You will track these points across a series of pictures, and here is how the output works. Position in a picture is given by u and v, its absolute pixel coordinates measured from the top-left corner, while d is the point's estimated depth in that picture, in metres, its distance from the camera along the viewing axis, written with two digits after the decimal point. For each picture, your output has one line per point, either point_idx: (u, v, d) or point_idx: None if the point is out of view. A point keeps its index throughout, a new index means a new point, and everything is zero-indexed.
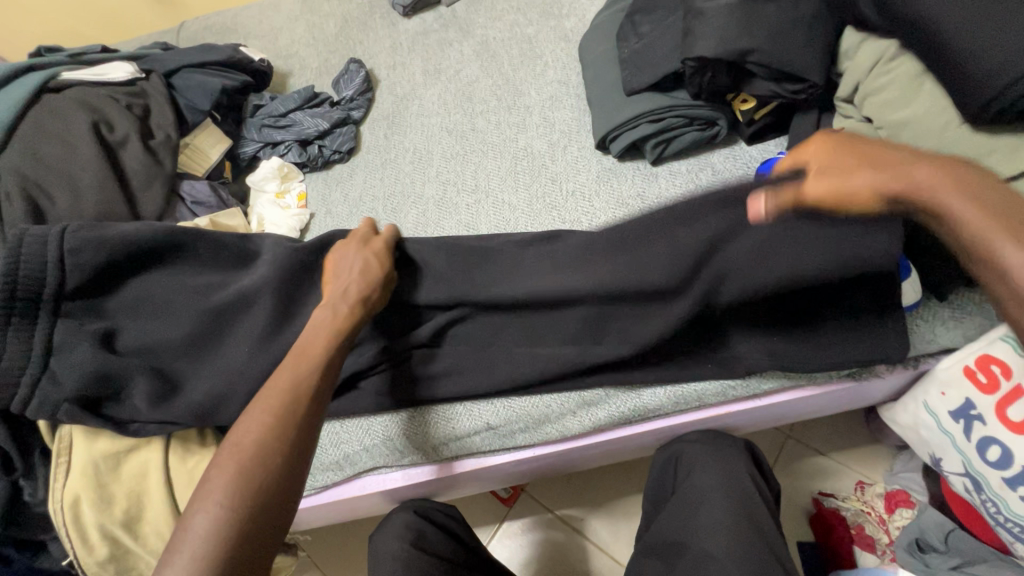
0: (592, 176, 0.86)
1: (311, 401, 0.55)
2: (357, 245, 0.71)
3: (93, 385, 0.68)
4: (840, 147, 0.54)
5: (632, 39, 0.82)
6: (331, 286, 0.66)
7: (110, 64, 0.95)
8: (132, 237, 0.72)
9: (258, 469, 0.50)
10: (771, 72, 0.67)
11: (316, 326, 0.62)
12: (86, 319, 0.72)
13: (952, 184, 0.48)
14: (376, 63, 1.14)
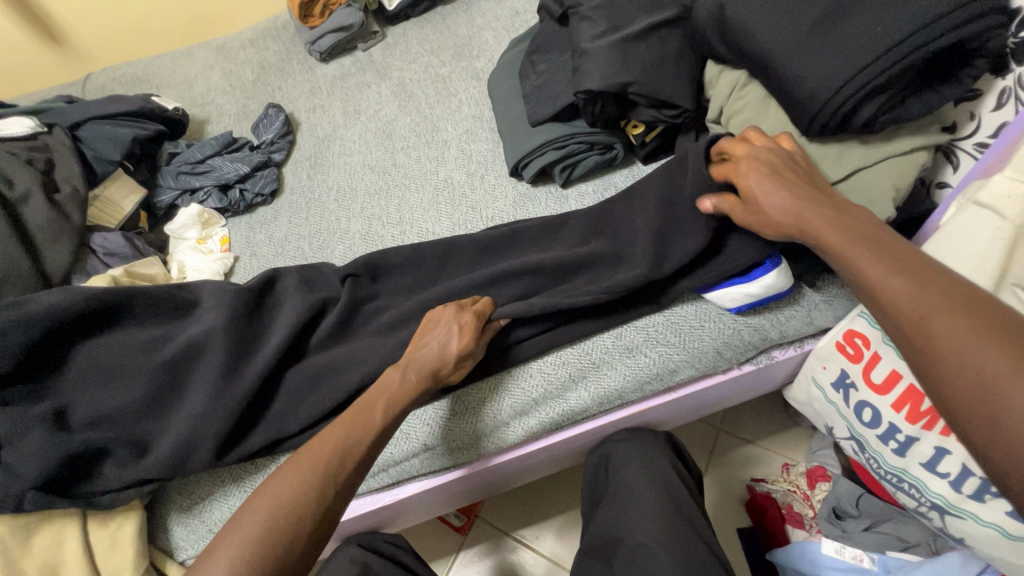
0: (509, 202, 0.92)
1: (352, 472, 0.59)
2: (453, 310, 0.70)
3: (61, 467, 0.65)
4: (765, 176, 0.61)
5: (532, 76, 0.90)
6: (415, 348, 0.68)
7: (7, 120, 0.92)
8: (60, 307, 0.69)
9: (289, 520, 0.54)
10: (650, 101, 0.76)
11: (376, 391, 0.64)
12: (32, 403, 0.68)
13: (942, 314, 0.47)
14: (296, 107, 1.17)
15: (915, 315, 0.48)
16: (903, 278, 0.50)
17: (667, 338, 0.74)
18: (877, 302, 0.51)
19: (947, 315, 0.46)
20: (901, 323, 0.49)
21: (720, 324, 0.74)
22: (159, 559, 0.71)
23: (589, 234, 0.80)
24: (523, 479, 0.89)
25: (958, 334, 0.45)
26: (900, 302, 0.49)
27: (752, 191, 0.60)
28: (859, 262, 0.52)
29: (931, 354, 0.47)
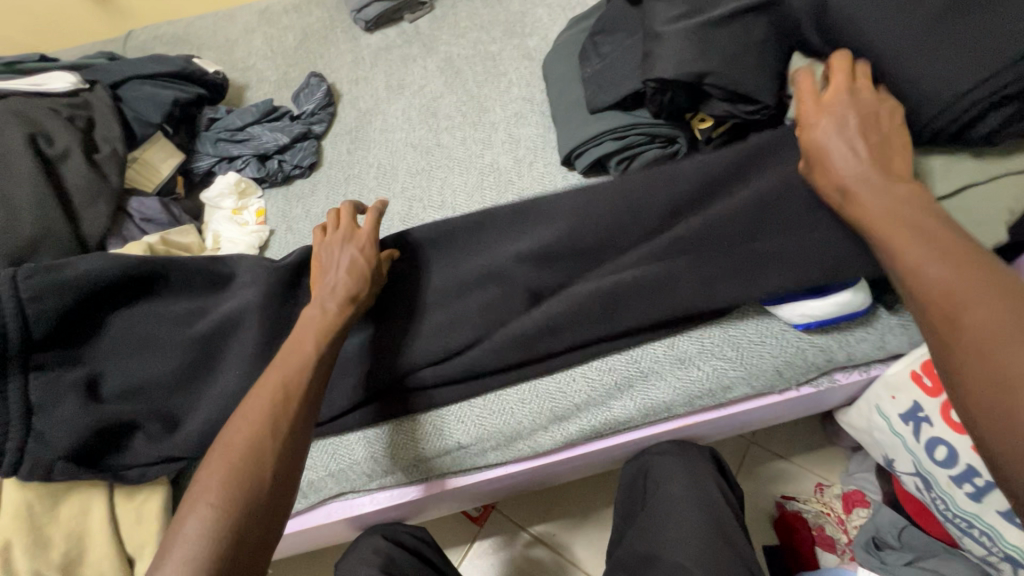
0: (558, 192, 0.87)
1: (301, 409, 0.54)
2: (342, 236, 0.68)
3: (92, 437, 0.64)
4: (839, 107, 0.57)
5: (594, 58, 0.84)
6: (322, 282, 0.65)
7: (50, 74, 0.89)
8: (96, 274, 0.66)
9: (247, 468, 0.50)
10: (726, 94, 0.71)
11: (301, 329, 0.60)
12: (65, 369, 0.66)
13: (1000, 309, 0.42)
14: (338, 77, 1.13)
15: (984, 330, 0.42)
16: (972, 289, 0.44)
17: (722, 351, 0.70)
18: (933, 307, 0.46)
19: (1018, 330, 0.41)
20: (961, 338, 0.43)
21: (782, 341, 0.69)
22: None
23: None
24: (552, 483, 0.86)
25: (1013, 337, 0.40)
26: (969, 314, 0.43)
27: (815, 139, 0.58)
28: (925, 269, 0.47)
29: (980, 377, 0.41)
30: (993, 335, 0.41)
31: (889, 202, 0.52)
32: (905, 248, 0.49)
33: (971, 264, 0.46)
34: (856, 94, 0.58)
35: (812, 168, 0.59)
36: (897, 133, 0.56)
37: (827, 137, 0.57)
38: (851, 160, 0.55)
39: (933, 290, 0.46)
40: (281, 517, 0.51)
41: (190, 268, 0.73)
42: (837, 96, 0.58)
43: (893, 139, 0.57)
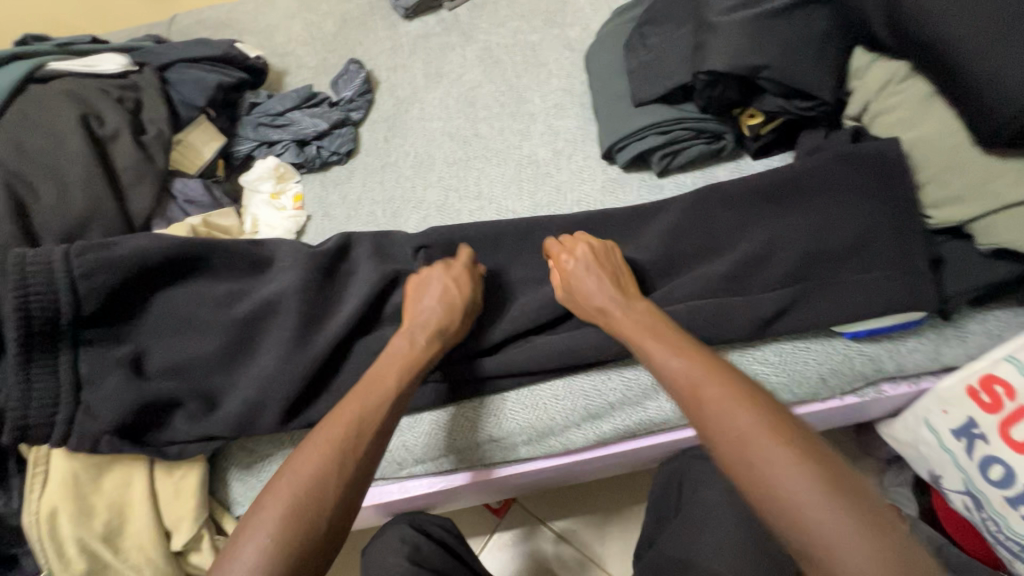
0: (597, 186, 0.85)
1: (377, 439, 0.53)
2: (441, 268, 0.69)
3: (136, 412, 0.65)
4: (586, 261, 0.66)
5: (641, 50, 0.82)
6: (410, 312, 0.66)
7: (101, 55, 0.91)
8: (144, 253, 0.68)
9: (313, 496, 0.49)
10: (782, 89, 0.68)
11: (386, 362, 0.60)
12: (111, 345, 0.67)
13: (777, 445, 0.44)
14: (377, 65, 1.13)
15: (743, 438, 0.45)
16: (735, 402, 0.47)
17: (765, 355, 0.68)
18: (725, 447, 0.46)
19: (793, 465, 0.43)
20: (731, 450, 0.45)
21: (829, 349, 0.67)
22: (218, 512, 0.72)
23: (686, 229, 0.73)
24: (578, 480, 0.85)
25: (799, 473, 0.42)
26: (737, 423, 0.46)
27: (570, 275, 0.66)
28: (690, 385, 0.50)
29: (755, 488, 0.44)
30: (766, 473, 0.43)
31: (651, 331, 0.57)
32: (681, 367, 0.52)
33: (731, 378, 0.49)
34: (607, 253, 0.67)
35: (575, 303, 0.65)
36: (625, 272, 0.66)
37: (581, 280, 0.64)
38: (601, 291, 0.63)
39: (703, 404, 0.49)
40: (338, 545, 0.50)
41: (233, 250, 0.74)
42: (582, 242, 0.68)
43: (631, 279, 0.66)
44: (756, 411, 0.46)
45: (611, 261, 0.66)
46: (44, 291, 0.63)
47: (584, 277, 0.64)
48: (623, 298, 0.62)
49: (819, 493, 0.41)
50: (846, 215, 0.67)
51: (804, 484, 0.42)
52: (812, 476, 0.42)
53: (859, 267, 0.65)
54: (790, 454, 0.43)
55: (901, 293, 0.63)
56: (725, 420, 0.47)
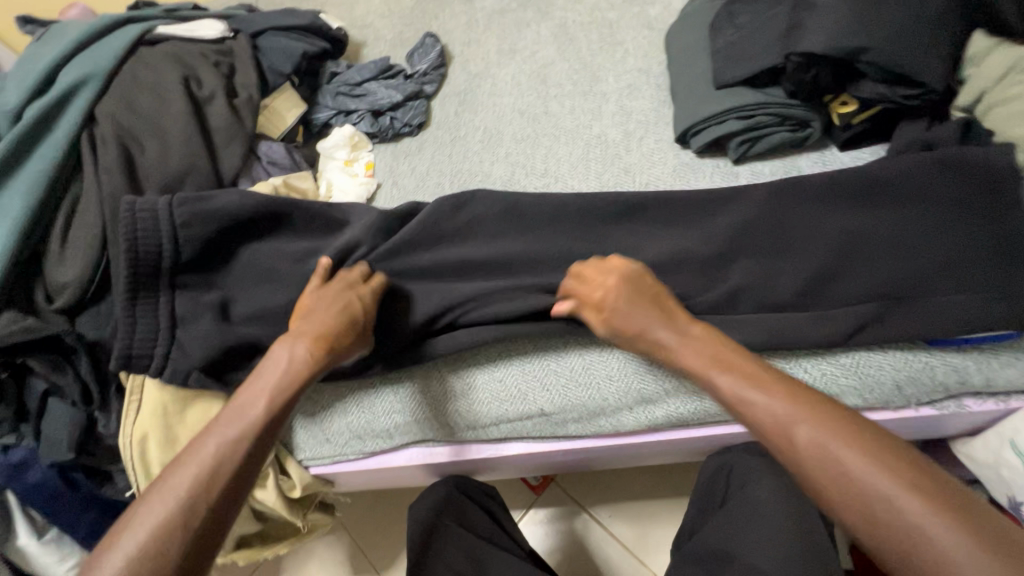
0: (668, 170, 0.83)
1: (238, 472, 0.50)
2: (343, 284, 0.68)
3: (221, 353, 0.71)
4: (632, 290, 0.64)
5: (728, 30, 0.79)
6: (300, 319, 0.63)
7: (202, 21, 0.97)
8: (236, 208, 0.73)
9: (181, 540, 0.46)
10: (882, 74, 0.64)
11: (257, 390, 0.56)
12: (202, 290, 0.73)
13: (883, 472, 0.42)
14: (451, 39, 1.14)
15: (855, 481, 0.43)
16: (828, 431, 0.46)
17: (835, 356, 0.65)
18: (826, 483, 0.44)
19: (905, 493, 0.41)
20: (823, 482, 0.44)
21: (908, 354, 0.63)
22: (282, 454, 0.77)
23: (762, 218, 0.70)
24: (622, 463, 0.86)
25: (918, 503, 0.40)
26: (844, 464, 0.44)
27: (620, 308, 0.63)
28: (781, 420, 0.48)
29: (884, 535, 0.41)
30: (883, 505, 0.41)
31: (714, 359, 0.56)
32: (767, 399, 0.50)
33: (811, 402, 0.49)
34: (630, 275, 0.65)
35: (627, 339, 0.63)
36: (660, 288, 0.65)
37: (619, 312, 0.62)
38: (660, 334, 0.60)
39: (793, 442, 0.47)
40: None
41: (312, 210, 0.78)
42: (617, 266, 0.66)
43: (665, 292, 0.65)
44: (860, 444, 0.44)
45: (643, 282, 0.65)
46: (150, 238, 0.70)
47: (638, 312, 0.62)
48: (670, 329, 0.61)
49: (939, 516, 0.39)
50: (937, 219, 0.64)
51: (938, 524, 0.39)
52: (923, 495, 0.41)
53: (952, 281, 0.62)
54: (908, 486, 0.41)
55: (988, 305, 0.60)
56: (831, 454, 0.45)
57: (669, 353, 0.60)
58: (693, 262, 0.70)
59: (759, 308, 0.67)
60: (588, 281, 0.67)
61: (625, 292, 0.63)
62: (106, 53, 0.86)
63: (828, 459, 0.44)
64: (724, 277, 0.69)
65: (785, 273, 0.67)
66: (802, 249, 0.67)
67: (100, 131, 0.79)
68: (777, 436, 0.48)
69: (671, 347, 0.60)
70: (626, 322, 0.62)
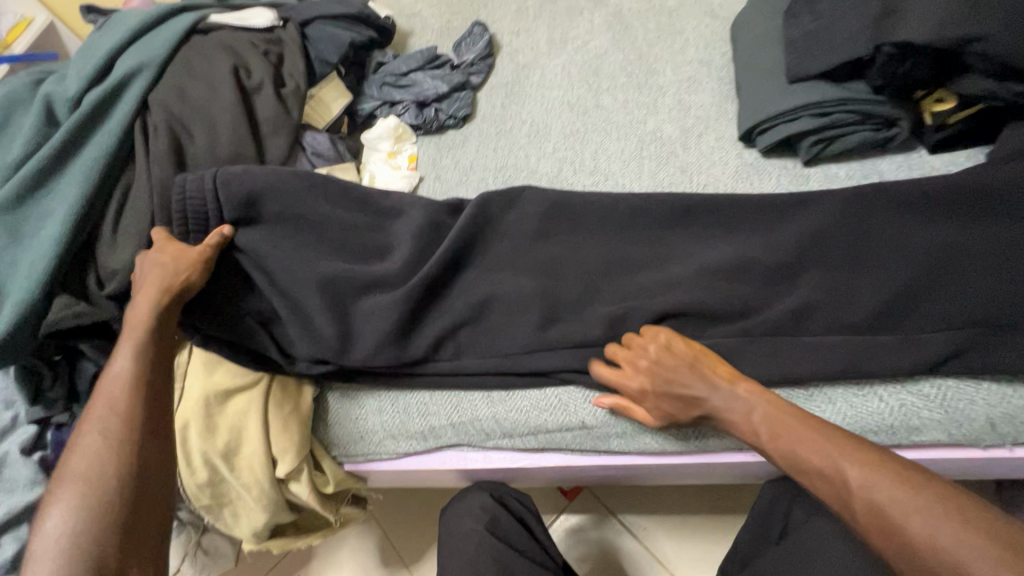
0: (729, 170, 0.77)
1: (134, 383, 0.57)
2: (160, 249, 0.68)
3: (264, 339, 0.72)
4: (670, 360, 0.60)
5: (806, 17, 0.71)
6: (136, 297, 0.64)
7: (253, 10, 0.98)
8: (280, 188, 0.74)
9: (124, 450, 0.53)
10: (991, 68, 0.57)
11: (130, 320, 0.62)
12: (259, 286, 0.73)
13: (934, 520, 0.44)
14: (500, 28, 1.10)
15: (916, 542, 0.44)
16: (881, 491, 0.47)
17: (917, 385, 0.58)
18: (882, 534, 0.46)
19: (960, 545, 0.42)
20: (889, 542, 0.46)
21: (1006, 389, 0.56)
22: (317, 449, 0.76)
23: (835, 229, 0.64)
24: (664, 480, 0.81)
25: (972, 553, 0.41)
26: (906, 528, 0.45)
27: (665, 395, 0.60)
28: (838, 483, 0.50)
29: None
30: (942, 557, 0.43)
31: (761, 421, 0.56)
32: (821, 462, 0.51)
33: (861, 460, 0.49)
34: (665, 346, 0.62)
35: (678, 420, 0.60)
36: (708, 352, 0.61)
37: (676, 388, 0.59)
38: (705, 400, 0.58)
39: (854, 505, 0.48)
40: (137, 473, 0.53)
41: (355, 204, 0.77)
42: (651, 335, 0.63)
43: (709, 355, 0.61)
44: (916, 494, 0.46)
45: (684, 343, 0.62)
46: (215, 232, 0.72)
47: (678, 392, 0.59)
48: (710, 387, 0.58)
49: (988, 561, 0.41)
50: None
51: (997, 573, 0.40)
52: (971, 539, 0.42)
53: None
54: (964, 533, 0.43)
55: None
56: (884, 512, 0.46)
57: (711, 415, 0.59)
58: (752, 273, 0.65)
59: (821, 326, 0.61)
60: (626, 365, 0.63)
61: (661, 365, 0.60)
62: (161, 42, 0.86)
63: (879, 516, 0.47)
64: (780, 293, 0.64)
65: (853, 291, 0.61)
66: (874, 267, 0.61)
67: (153, 119, 0.80)
68: (836, 497, 0.50)
69: (710, 411, 0.59)
70: (676, 407, 0.60)
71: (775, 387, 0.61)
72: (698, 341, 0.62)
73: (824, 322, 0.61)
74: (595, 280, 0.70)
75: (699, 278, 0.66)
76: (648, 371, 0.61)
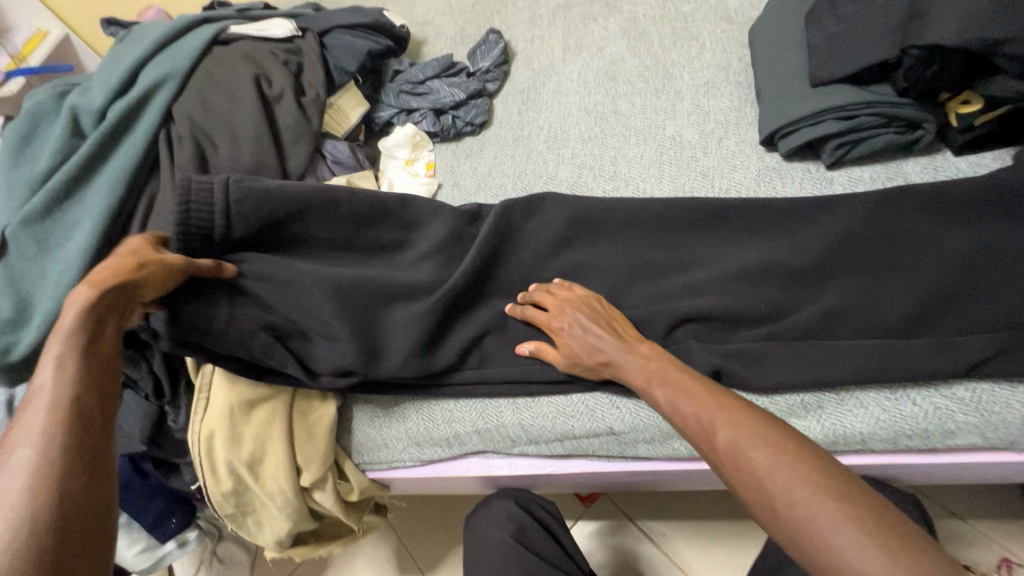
0: (751, 174, 0.77)
1: (76, 398, 0.44)
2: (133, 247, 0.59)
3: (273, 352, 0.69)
4: (581, 307, 0.67)
5: (828, 21, 0.71)
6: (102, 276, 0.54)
7: (272, 21, 0.99)
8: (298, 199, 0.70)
9: (66, 479, 0.40)
10: (1020, 69, 0.57)
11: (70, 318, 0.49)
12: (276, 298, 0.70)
13: (782, 463, 0.44)
14: (514, 35, 1.10)
15: (762, 480, 0.45)
16: (747, 435, 0.47)
17: (950, 389, 0.58)
18: (742, 478, 0.46)
19: (799, 486, 0.43)
20: (746, 480, 0.46)
21: None
22: (341, 457, 0.76)
23: (859, 232, 0.63)
24: (688, 486, 0.81)
25: (809, 494, 0.42)
26: (753, 464, 0.46)
27: (570, 333, 0.65)
28: (706, 425, 0.51)
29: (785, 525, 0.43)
30: (783, 497, 0.43)
31: (655, 371, 0.58)
32: (696, 408, 0.52)
33: (741, 410, 0.50)
34: (581, 298, 0.68)
35: (580, 361, 0.65)
36: (619, 316, 0.66)
37: (580, 333, 0.65)
38: (606, 346, 0.63)
39: (714, 445, 0.49)
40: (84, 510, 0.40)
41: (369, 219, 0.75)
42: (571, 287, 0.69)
43: (615, 317, 0.66)
44: (810, 484, 0.43)
45: (597, 302, 0.67)
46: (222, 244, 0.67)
47: (586, 331, 0.64)
48: (619, 343, 0.62)
49: (824, 502, 0.41)
50: None
51: (835, 517, 0.40)
52: (808, 483, 0.43)
53: None
54: (855, 529, 0.39)
55: None
56: (740, 450, 0.47)
57: (611, 364, 0.62)
58: (773, 276, 0.65)
59: (847, 329, 0.60)
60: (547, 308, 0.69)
61: (574, 309, 0.66)
62: (183, 53, 0.87)
63: (734, 455, 0.47)
64: (805, 296, 0.63)
65: (879, 294, 0.61)
66: (899, 269, 0.61)
67: (176, 129, 0.81)
68: (701, 437, 0.51)
69: (613, 361, 0.62)
70: (580, 347, 0.64)
71: (804, 391, 0.60)
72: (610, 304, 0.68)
73: (851, 325, 0.61)
74: (619, 286, 0.70)
75: (725, 282, 0.66)
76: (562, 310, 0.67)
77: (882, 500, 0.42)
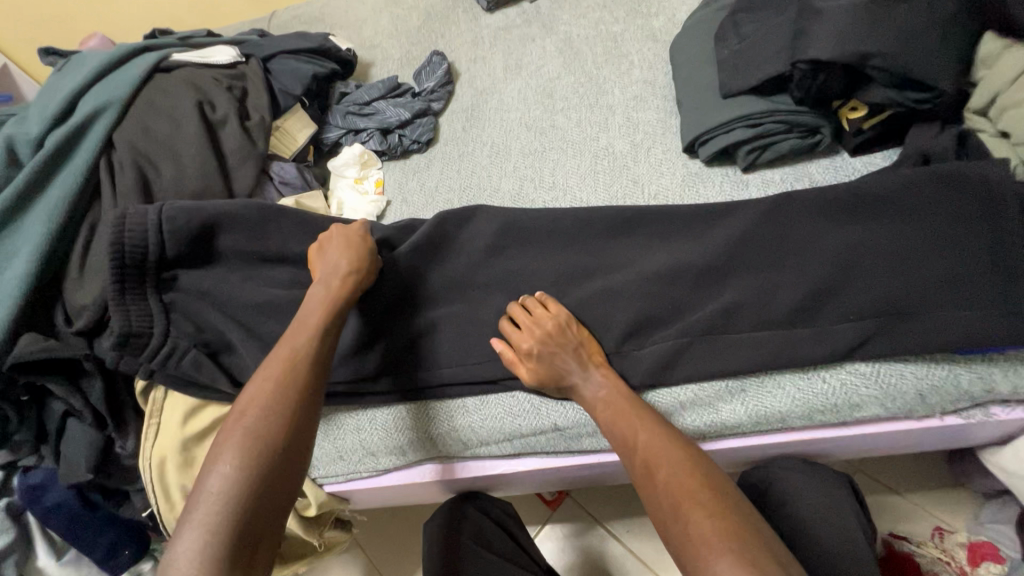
0: (677, 179, 0.83)
1: (304, 372, 0.58)
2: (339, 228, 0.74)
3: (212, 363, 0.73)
4: (556, 330, 0.68)
5: (733, 39, 0.79)
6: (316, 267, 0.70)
7: (215, 48, 1.01)
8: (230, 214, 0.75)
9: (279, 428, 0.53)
10: (891, 79, 0.65)
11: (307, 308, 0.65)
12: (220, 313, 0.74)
13: (678, 478, 0.52)
14: (457, 57, 1.15)
15: (662, 491, 0.52)
16: (659, 454, 0.55)
17: (855, 366, 0.64)
18: (648, 488, 0.53)
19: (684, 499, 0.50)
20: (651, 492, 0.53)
21: (932, 364, 0.62)
22: None
23: (771, 229, 0.69)
24: None
25: (694, 508, 0.49)
26: (658, 480, 0.53)
27: (541, 354, 0.66)
28: (630, 442, 0.58)
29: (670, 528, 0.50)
30: (675, 507, 0.50)
31: (606, 399, 0.63)
32: (625, 429, 0.59)
33: (661, 433, 0.57)
34: (559, 323, 0.69)
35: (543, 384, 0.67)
36: (590, 339, 0.69)
37: (545, 361, 0.66)
38: (574, 368, 0.66)
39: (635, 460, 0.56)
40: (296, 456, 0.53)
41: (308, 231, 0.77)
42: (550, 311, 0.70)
43: (590, 344, 0.68)
44: (696, 485, 0.51)
45: (571, 328, 0.69)
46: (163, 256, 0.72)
47: (559, 354, 0.66)
48: (583, 368, 0.66)
49: (702, 515, 0.48)
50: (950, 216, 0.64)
51: (707, 524, 0.48)
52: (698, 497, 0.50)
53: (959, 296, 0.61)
54: (712, 523, 0.47)
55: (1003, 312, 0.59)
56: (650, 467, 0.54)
57: (574, 386, 0.66)
58: (691, 274, 0.70)
59: (763, 318, 0.66)
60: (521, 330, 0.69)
61: (548, 332, 0.67)
62: (124, 81, 0.88)
63: (646, 471, 0.54)
64: (726, 289, 0.68)
65: (788, 284, 0.66)
66: (804, 260, 0.67)
67: (118, 156, 0.82)
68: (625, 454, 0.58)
69: (576, 382, 0.65)
70: (547, 370, 0.66)
71: (728, 376, 0.66)
72: (585, 329, 0.70)
73: (767, 313, 0.66)
74: (558, 288, 0.74)
75: (653, 280, 0.71)
76: (537, 333, 0.67)
77: (753, 518, 0.49)
